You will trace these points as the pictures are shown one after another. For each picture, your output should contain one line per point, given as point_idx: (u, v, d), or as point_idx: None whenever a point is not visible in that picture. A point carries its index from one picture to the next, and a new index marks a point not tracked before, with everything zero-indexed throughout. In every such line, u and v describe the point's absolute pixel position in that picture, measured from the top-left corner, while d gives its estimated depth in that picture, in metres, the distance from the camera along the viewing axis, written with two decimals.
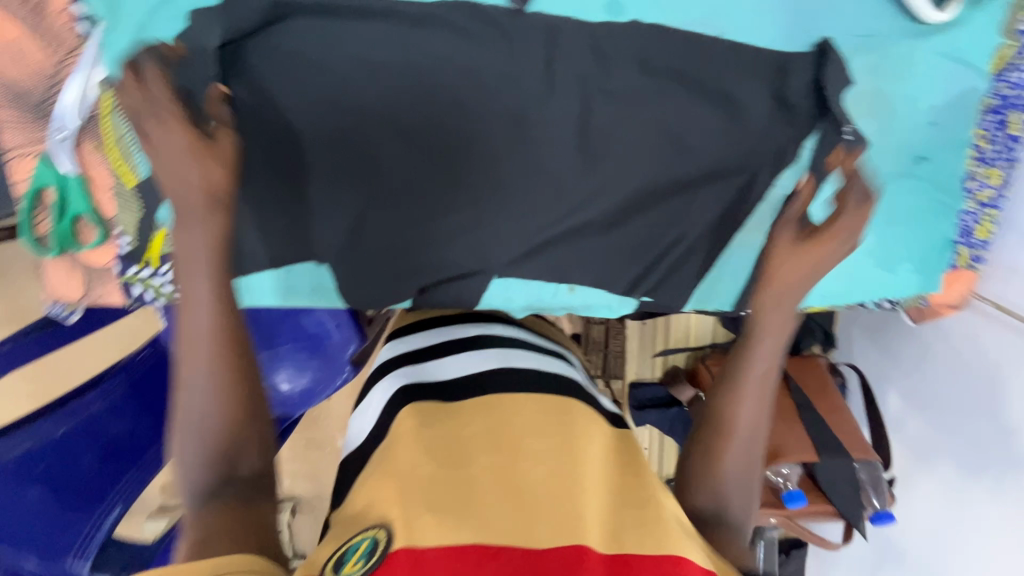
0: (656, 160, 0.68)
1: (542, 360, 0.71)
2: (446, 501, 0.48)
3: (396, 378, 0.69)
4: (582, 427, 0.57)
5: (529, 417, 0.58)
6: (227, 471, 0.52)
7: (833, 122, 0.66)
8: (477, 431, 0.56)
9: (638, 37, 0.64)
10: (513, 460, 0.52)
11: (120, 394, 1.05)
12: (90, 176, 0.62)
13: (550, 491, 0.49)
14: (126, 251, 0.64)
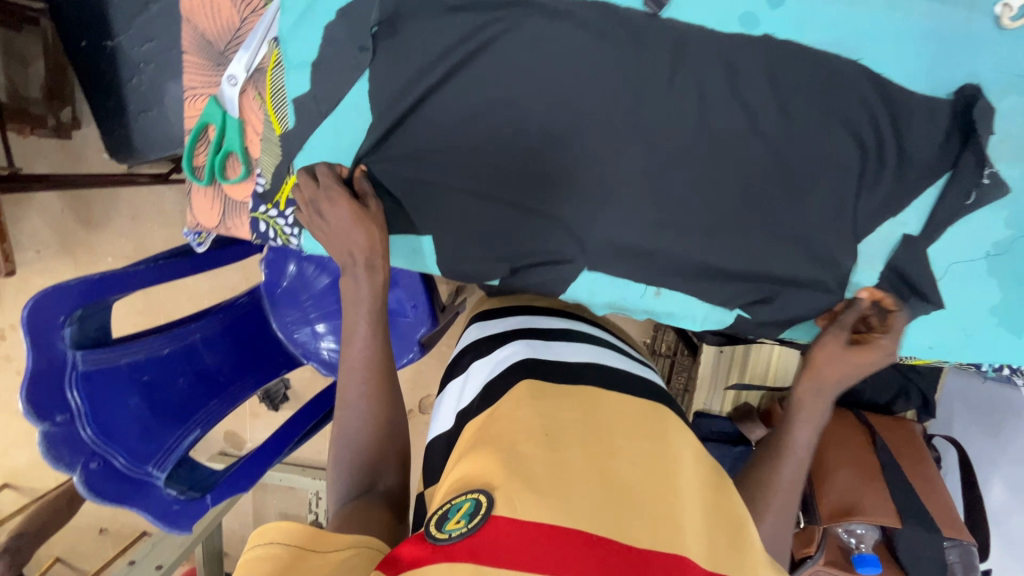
0: (763, 176, 0.66)
1: (607, 358, 0.70)
2: (546, 479, 0.47)
3: (481, 364, 0.71)
4: (668, 440, 0.56)
5: (617, 418, 0.57)
6: (369, 484, 0.65)
7: (973, 163, 0.64)
8: (567, 416, 0.55)
9: (764, 51, 0.63)
10: (609, 456, 0.51)
11: (216, 330, 1.16)
12: (246, 120, 0.71)
13: (647, 498, 0.48)
14: (260, 190, 0.74)
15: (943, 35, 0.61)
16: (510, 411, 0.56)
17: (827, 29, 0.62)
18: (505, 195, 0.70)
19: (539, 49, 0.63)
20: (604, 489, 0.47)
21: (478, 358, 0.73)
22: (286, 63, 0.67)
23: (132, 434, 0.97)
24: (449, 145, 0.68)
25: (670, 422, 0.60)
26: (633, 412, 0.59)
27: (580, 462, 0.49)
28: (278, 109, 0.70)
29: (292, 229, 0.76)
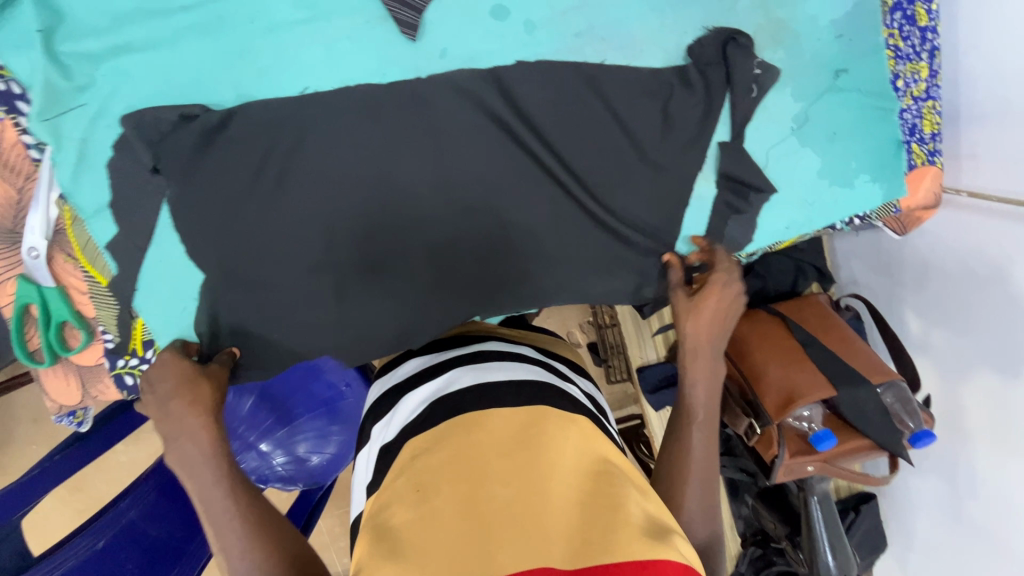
0: (574, 138, 0.70)
1: (492, 371, 0.71)
2: (411, 540, 0.50)
3: (379, 429, 0.74)
4: (547, 442, 0.59)
5: (496, 436, 0.60)
6: None
7: (745, 60, 0.71)
8: (440, 459, 0.58)
9: (523, 37, 0.67)
10: (478, 486, 0.53)
11: (152, 497, 1.07)
12: (66, 285, 0.67)
13: (513, 516, 0.50)
14: (110, 345, 0.69)
15: None
16: (392, 483, 0.60)
17: None
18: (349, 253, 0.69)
19: (326, 111, 0.66)
20: (468, 527, 0.50)
21: (380, 420, 0.76)
22: (82, 213, 0.65)
23: None
24: (273, 226, 0.67)
25: (553, 420, 0.63)
26: (515, 419, 0.63)
27: (445, 506, 0.52)
28: (96, 263, 0.66)
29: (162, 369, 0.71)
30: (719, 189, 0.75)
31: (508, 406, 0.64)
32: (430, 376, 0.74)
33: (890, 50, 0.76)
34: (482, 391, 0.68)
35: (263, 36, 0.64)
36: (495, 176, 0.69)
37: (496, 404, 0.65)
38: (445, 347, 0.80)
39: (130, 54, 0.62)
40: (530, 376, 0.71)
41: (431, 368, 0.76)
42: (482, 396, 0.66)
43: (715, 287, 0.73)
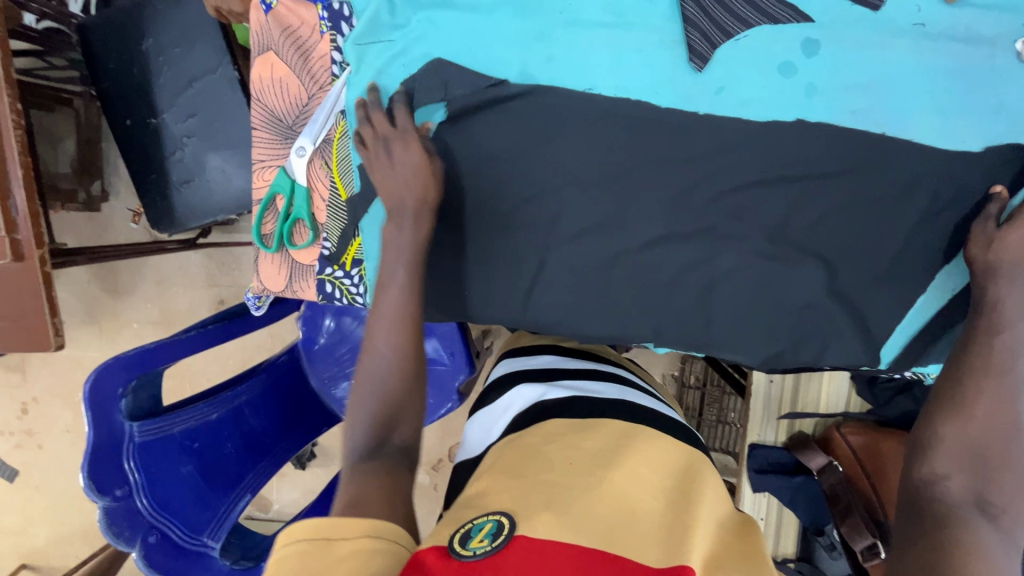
0: (809, 204, 0.70)
1: (630, 394, 0.80)
2: (564, 502, 0.54)
3: (513, 397, 0.79)
4: (692, 480, 0.63)
5: (648, 452, 0.65)
6: (383, 439, 0.61)
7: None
8: (594, 448, 0.63)
9: (799, 96, 0.68)
10: (630, 484, 0.58)
11: (259, 392, 1.15)
12: (314, 189, 0.74)
13: (658, 524, 0.55)
14: (326, 253, 0.75)
15: (969, 71, 0.66)
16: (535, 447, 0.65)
17: (862, 73, 0.67)
18: (563, 243, 0.74)
19: (590, 109, 0.69)
20: (617, 513, 0.54)
21: (516, 388, 0.81)
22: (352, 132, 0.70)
23: (186, 505, 0.96)
24: (510, 196, 0.73)
25: (697, 464, 0.67)
26: (661, 443, 0.68)
27: (602, 487, 0.56)
28: (344, 176, 0.72)
29: (357, 289, 0.75)
30: (943, 297, 0.73)
31: (649, 426, 0.72)
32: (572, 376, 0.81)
33: None
34: (625, 405, 0.75)
35: (565, 26, 0.68)
36: (721, 217, 0.72)
37: (639, 419, 0.73)
38: (575, 357, 0.88)
39: (447, 9, 0.67)
40: (659, 409, 0.79)
41: (571, 369, 0.84)
42: (626, 410, 0.74)
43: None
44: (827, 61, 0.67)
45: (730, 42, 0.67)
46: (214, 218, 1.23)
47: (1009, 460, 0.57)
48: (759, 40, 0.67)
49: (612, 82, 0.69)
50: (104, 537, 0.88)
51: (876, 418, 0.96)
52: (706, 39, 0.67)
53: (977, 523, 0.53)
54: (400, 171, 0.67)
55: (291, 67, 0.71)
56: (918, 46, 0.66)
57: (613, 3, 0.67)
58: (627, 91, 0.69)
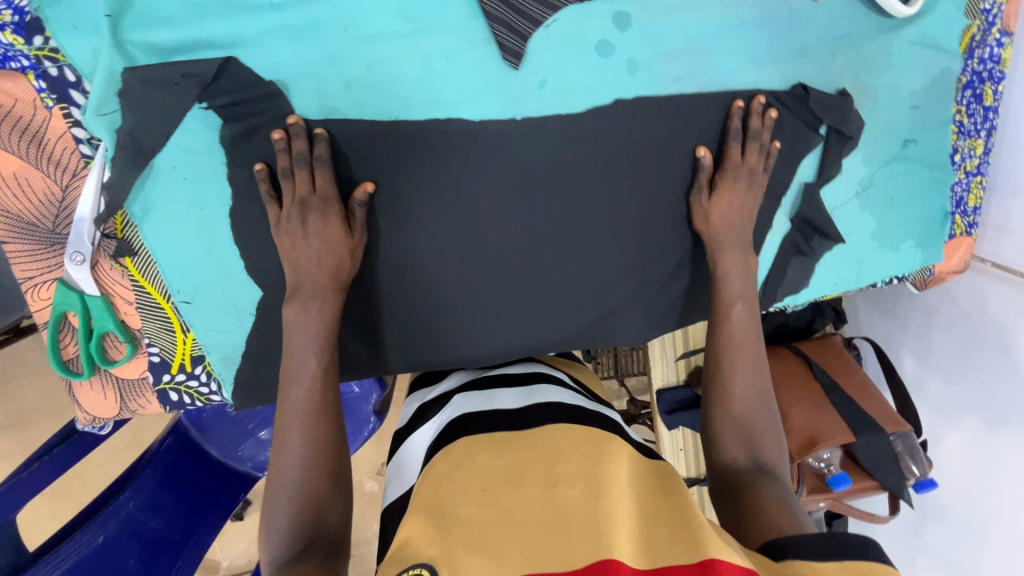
0: (654, 176, 0.70)
1: (540, 393, 0.69)
2: (479, 533, 0.48)
3: (426, 430, 0.69)
4: (619, 454, 0.57)
5: (560, 442, 0.59)
6: (317, 529, 0.55)
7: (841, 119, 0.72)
8: (508, 467, 0.56)
9: (624, 74, 0.65)
10: (546, 490, 0.52)
11: (151, 490, 1.01)
12: (112, 295, 0.61)
13: (579, 517, 0.49)
14: (156, 360, 0.64)
15: (772, 20, 0.67)
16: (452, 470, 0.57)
17: (678, 39, 0.65)
18: (428, 277, 0.69)
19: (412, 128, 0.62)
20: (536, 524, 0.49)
21: (425, 422, 0.71)
22: (136, 219, 0.59)
23: None
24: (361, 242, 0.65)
25: (619, 444, 0.60)
26: (572, 434, 0.61)
27: (519, 508, 0.50)
28: (152, 276, 0.61)
29: (210, 388, 0.67)
30: (792, 229, 0.77)
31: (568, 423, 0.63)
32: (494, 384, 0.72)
33: (955, 124, 0.78)
34: (539, 408, 0.66)
35: (357, 45, 0.58)
36: (579, 211, 0.69)
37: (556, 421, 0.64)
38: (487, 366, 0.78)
39: (209, 51, 0.56)
40: (597, 409, 0.68)
41: (476, 381, 0.73)
42: (541, 413, 0.65)
43: (750, 153, 0.68)
44: (641, 33, 0.64)
45: (541, 30, 0.62)
46: (23, 314, 0.85)
47: (747, 402, 0.66)
48: (570, 22, 0.62)
49: (431, 94, 0.61)
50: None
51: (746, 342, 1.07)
52: (517, 33, 0.61)
53: (763, 478, 0.61)
54: (306, 239, 0.60)
55: (23, 159, 0.56)
56: (723, 3, 0.65)
57: (403, 8, 0.58)
58: (447, 104, 0.62)
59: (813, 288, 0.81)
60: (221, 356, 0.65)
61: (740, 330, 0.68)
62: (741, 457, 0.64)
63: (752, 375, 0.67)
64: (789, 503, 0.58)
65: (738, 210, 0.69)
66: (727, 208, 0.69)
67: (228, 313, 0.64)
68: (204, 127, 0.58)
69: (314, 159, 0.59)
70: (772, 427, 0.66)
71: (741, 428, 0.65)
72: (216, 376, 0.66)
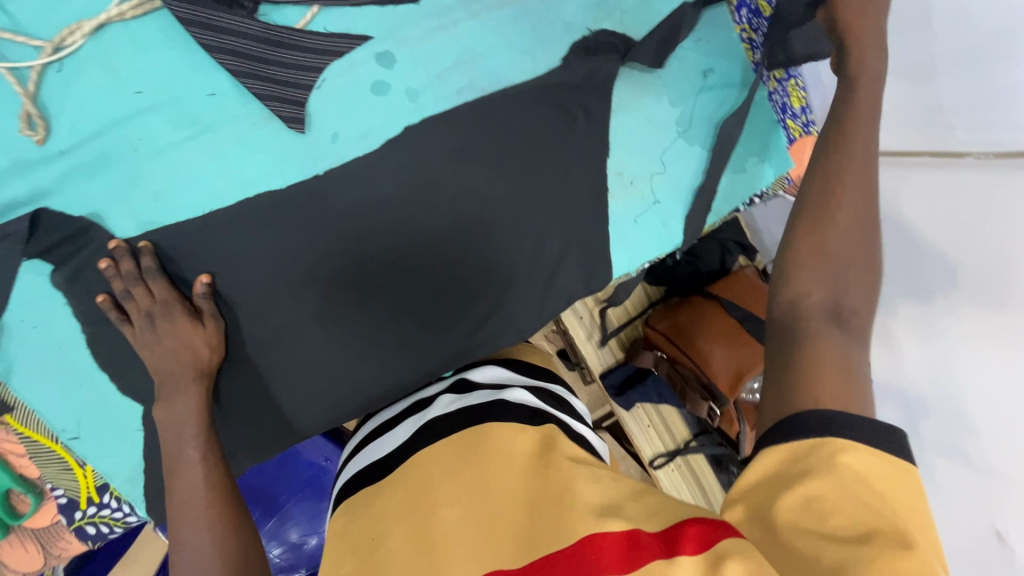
0: (474, 176, 0.73)
1: (438, 407, 0.68)
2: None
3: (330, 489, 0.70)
4: (494, 454, 0.59)
5: (439, 458, 0.60)
6: None
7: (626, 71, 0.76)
8: (397, 504, 0.57)
9: (408, 102, 0.70)
10: (429, 516, 0.53)
11: None
12: (5, 453, 0.66)
13: (457, 533, 0.51)
14: (64, 500, 0.67)
15: (526, 14, 0.73)
16: (354, 514, 0.58)
17: (445, 57, 0.71)
18: (297, 337, 0.72)
19: (227, 212, 0.66)
20: (419, 549, 0.50)
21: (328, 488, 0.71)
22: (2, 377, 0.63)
23: None
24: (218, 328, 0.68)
25: (500, 441, 0.60)
26: (456, 449, 0.60)
27: (402, 542, 0.51)
28: (35, 424, 0.65)
29: (123, 510, 0.69)
30: (629, 184, 0.80)
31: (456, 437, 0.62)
32: (399, 419, 0.71)
33: (745, 43, 0.82)
34: (431, 427, 0.65)
35: (151, 159, 0.64)
36: (416, 233, 0.73)
37: (444, 436, 0.63)
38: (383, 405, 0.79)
39: (20, 209, 0.61)
40: (494, 397, 0.66)
41: (394, 413, 0.72)
42: (433, 433, 0.64)
43: (864, 27, 0.64)
44: (409, 64, 0.69)
45: (314, 91, 0.67)
46: None
47: (821, 241, 0.59)
48: (338, 76, 0.67)
49: (236, 177, 0.66)
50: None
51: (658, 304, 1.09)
52: (293, 102, 0.66)
53: (828, 330, 0.54)
54: (160, 342, 0.64)
55: None
56: (472, 14, 0.72)
57: (181, 115, 0.64)
58: (253, 183, 0.67)
59: (660, 230, 0.82)
60: (122, 478, 0.68)
61: (862, 150, 0.62)
62: (821, 295, 0.57)
63: (865, 217, 0.60)
64: (848, 368, 0.51)
65: (880, 33, 0.64)
66: (867, 24, 0.64)
67: (114, 436, 0.67)
68: (36, 278, 0.62)
69: (142, 273, 0.63)
70: (864, 271, 0.59)
71: (829, 270, 0.58)
72: (126, 498, 0.69)
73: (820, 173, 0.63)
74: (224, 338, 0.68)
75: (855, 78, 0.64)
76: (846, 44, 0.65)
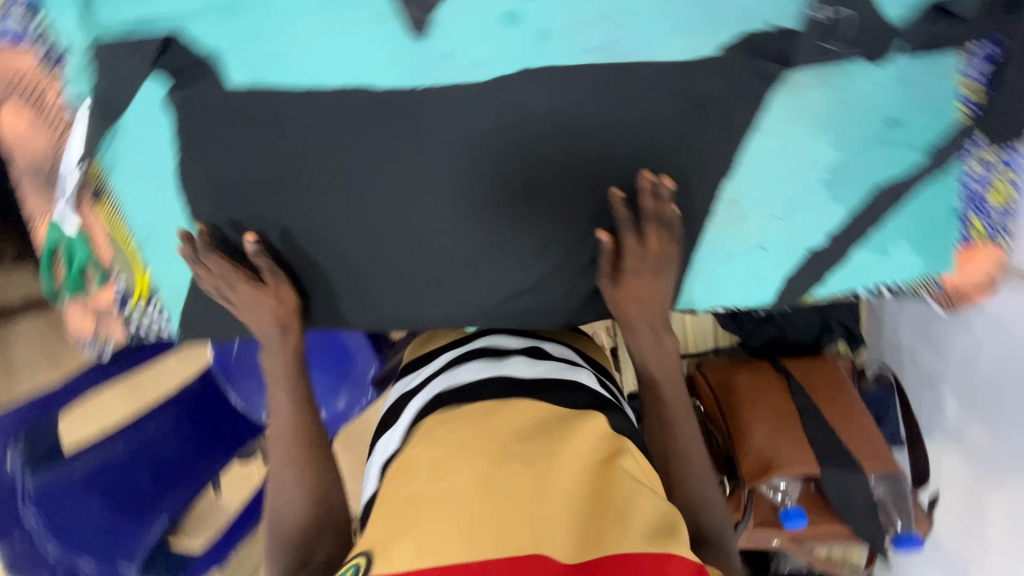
0: (573, 148, 0.67)
1: (507, 364, 0.79)
2: (429, 509, 0.52)
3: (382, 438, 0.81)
4: (571, 444, 0.62)
5: (511, 421, 0.65)
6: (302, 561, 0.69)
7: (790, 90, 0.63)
8: (465, 440, 0.61)
9: (535, 44, 0.64)
10: (499, 467, 0.56)
11: (170, 420, 1.19)
12: (91, 233, 0.74)
13: (524, 498, 0.53)
14: (122, 291, 0.78)
15: None
16: (419, 448, 0.63)
17: (591, 6, 0.62)
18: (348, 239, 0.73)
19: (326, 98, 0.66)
20: (487, 494, 0.53)
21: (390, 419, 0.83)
22: (109, 172, 0.72)
23: (96, 536, 1.03)
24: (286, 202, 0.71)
25: (575, 432, 0.64)
26: (516, 411, 0.68)
27: (473, 480, 0.54)
28: (118, 220, 0.74)
29: (162, 320, 0.79)
30: (740, 219, 0.69)
31: (518, 403, 0.69)
32: (467, 364, 0.80)
33: (963, 104, 0.66)
34: (496, 381, 0.75)
35: (274, 22, 0.64)
36: (494, 183, 0.69)
37: (502, 394, 0.72)
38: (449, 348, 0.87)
39: (152, 28, 0.64)
40: (563, 377, 0.78)
41: (466, 355, 0.83)
42: (496, 386, 0.74)
43: (633, 280, 0.70)
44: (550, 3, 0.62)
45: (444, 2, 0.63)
46: None
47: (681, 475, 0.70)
48: None
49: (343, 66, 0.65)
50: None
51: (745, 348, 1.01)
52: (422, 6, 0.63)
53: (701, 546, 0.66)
54: None
55: (32, 118, 0.71)
56: None
57: None
58: (358, 76, 0.65)
59: (751, 279, 0.73)
60: (171, 293, 0.77)
61: (689, 448, 0.71)
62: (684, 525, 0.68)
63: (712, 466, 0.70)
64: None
65: (644, 289, 0.71)
66: (640, 285, 0.70)
67: (175, 258, 0.74)
68: (155, 96, 0.68)
69: None
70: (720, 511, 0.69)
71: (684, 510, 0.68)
72: (166, 309, 0.78)
73: (668, 415, 0.73)
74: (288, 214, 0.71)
75: (633, 287, 0.71)
76: (611, 282, 0.71)
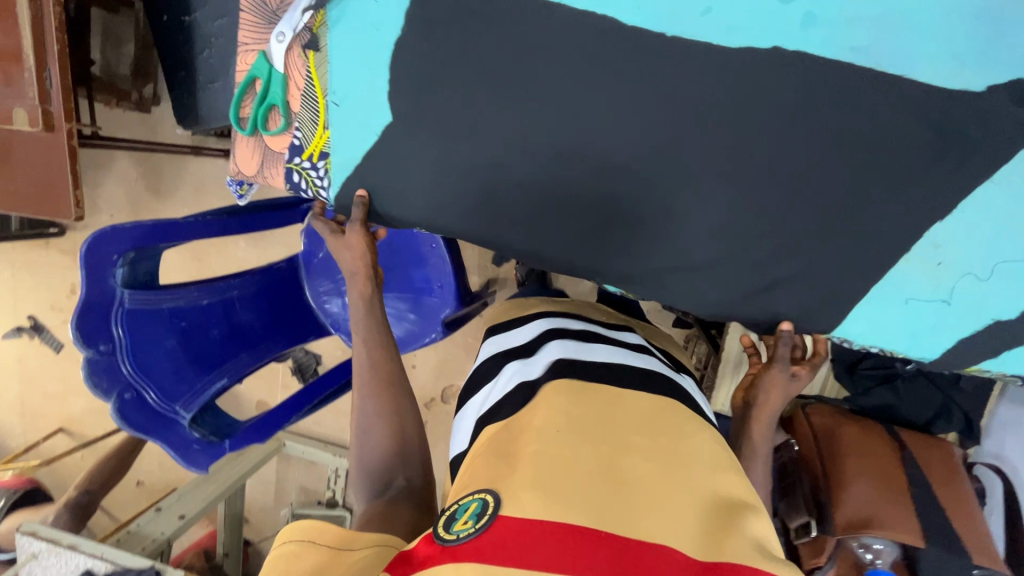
0: (794, 140, 0.65)
1: (597, 353, 0.74)
2: (555, 475, 0.52)
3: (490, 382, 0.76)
4: (681, 439, 0.61)
5: (620, 415, 0.62)
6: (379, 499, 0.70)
7: None
8: (586, 417, 0.60)
9: (798, 23, 0.62)
10: (619, 455, 0.56)
11: (254, 289, 1.22)
12: (291, 77, 0.76)
13: (647, 490, 0.53)
14: (297, 143, 0.80)
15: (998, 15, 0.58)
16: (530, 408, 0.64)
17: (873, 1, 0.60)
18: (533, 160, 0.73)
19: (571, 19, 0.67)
20: (605, 478, 0.53)
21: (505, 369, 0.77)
22: (331, 23, 0.73)
23: (164, 372, 1.05)
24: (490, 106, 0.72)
25: (690, 431, 0.62)
26: (620, 403, 0.64)
27: (603, 463, 0.55)
28: (321, 73, 0.75)
29: (323, 181, 0.81)
30: (935, 262, 0.66)
31: (625, 394, 0.66)
32: (563, 344, 0.75)
33: None
34: (594, 365, 0.70)
35: None
36: (700, 151, 0.68)
37: (606, 379, 0.69)
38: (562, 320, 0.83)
39: None
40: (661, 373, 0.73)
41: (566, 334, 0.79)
42: (593, 371, 0.69)
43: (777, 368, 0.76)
44: None
45: None
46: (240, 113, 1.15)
47: None
48: None
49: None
50: (124, 431, 0.99)
51: (849, 406, 1.03)
52: None
53: None
54: None
55: None
56: None
57: None
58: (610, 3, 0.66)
59: (921, 330, 0.70)
60: (342, 158, 0.78)
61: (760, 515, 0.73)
62: None
63: None
64: None
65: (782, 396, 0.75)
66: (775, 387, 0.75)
67: (360, 126, 0.76)
68: None
69: None
70: None
71: None
72: (331, 172, 0.80)
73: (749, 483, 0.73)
74: (487, 117, 0.72)
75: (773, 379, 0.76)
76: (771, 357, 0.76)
